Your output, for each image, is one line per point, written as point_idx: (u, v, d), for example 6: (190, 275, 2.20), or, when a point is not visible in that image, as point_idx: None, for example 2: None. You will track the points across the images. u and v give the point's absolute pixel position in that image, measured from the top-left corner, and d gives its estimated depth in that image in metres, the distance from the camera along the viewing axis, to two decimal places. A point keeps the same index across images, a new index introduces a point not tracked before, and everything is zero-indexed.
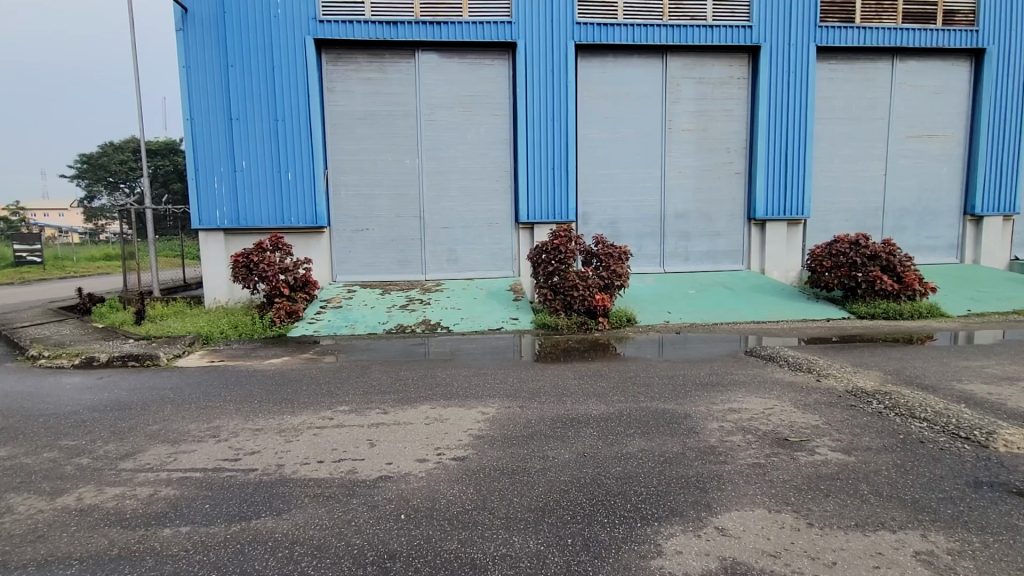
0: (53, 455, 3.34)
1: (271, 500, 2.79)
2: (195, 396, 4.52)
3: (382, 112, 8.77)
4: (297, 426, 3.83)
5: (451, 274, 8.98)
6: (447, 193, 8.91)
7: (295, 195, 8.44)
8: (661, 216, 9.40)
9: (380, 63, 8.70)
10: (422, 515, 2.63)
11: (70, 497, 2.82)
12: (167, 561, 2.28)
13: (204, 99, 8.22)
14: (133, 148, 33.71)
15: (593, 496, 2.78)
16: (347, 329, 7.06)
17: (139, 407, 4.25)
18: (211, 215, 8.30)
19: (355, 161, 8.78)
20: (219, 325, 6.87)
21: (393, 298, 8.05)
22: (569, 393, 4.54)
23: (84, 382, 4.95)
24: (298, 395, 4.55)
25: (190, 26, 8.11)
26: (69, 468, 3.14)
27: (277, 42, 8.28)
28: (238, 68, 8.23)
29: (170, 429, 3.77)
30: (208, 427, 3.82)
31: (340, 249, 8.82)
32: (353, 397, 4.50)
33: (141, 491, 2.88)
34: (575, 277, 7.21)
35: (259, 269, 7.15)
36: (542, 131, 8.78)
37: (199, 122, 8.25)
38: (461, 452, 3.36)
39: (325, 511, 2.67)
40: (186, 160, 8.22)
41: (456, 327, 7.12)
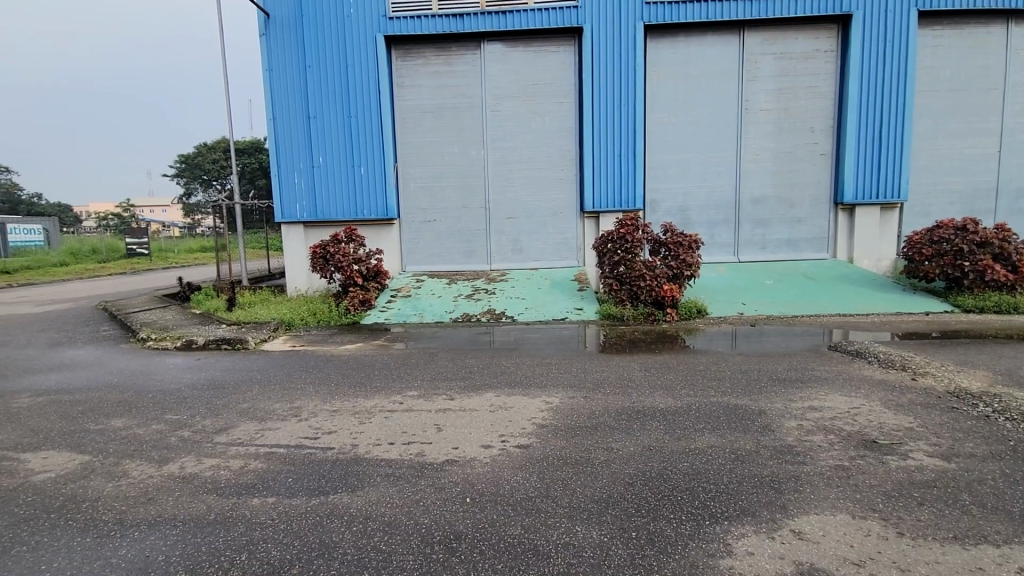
0: (161, 427, 3.73)
1: (347, 477, 2.97)
2: (279, 378, 4.87)
3: (449, 105, 8.93)
4: (369, 409, 4.03)
5: (516, 264, 9.03)
6: (512, 183, 8.94)
7: (367, 188, 8.80)
8: (736, 203, 8.92)
9: (447, 56, 8.85)
10: (487, 499, 2.69)
11: (173, 465, 3.13)
12: (256, 528, 2.48)
13: (285, 100, 8.74)
14: (224, 148, 36.51)
15: (658, 491, 2.72)
16: (416, 317, 7.31)
17: (231, 386, 4.64)
18: (292, 209, 8.85)
19: (423, 153, 9.01)
20: (300, 313, 7.33)
21: (460, 287, 8.22)
22: (635, 385, 4.44)
23: (185, 363, 5.48)
24: (371, 379, 4.78)
25: (272, 30, 8.62)
26: (173, 440, 3.50)
27: (350, 41, 8.62)
28: (315, 68, 8.66)
29: (257, 407, 4.09)
30: (291, 406, 4.11)
31: (409, 240, 9.12)
32: (421, 383, 4.66)
33: (233, 463, 3.16)
34: (642, 267, 7.02)
35: (335, 260, 7.53)
36: (609, 117, 8.58)
37: (280, 121, 8.78)
38: (525, 440, 3.39)
39: (396, 490, 2.80)
40: (270, 159, 8.80)
41: (521, 316, 7.17)
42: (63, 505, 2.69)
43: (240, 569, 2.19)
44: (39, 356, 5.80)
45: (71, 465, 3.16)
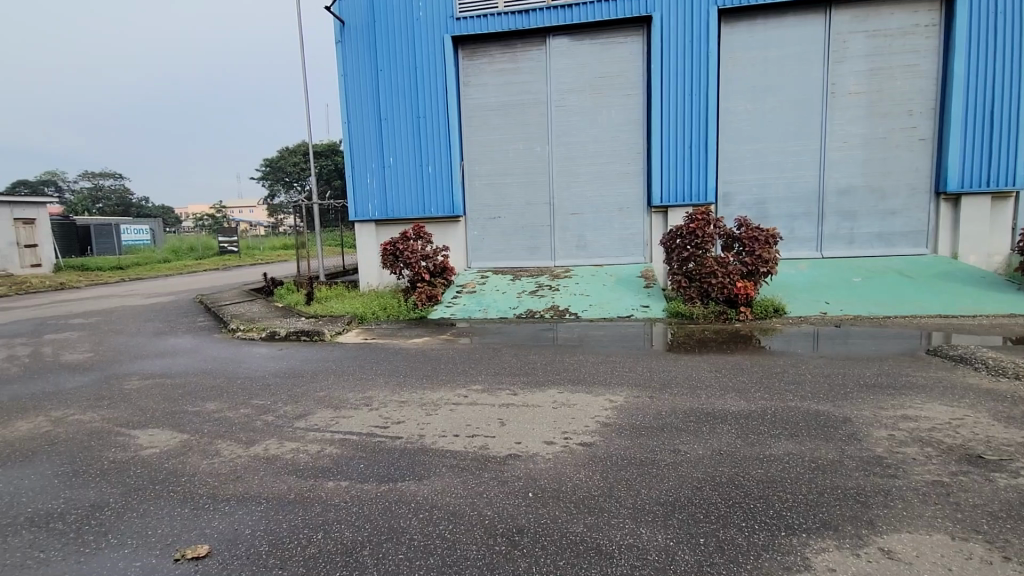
0: (248, 410, 4.04)
1: (414, 466, 3.07)
2: (352, 369, 5.12)
3: (514, 102, 8.97)
4: (435, 401, 4.15)
5: (580, 260, 8.94)
6: (576, 178, 8.85)
7: (434, 186, 9.04)
8: (820, 195, 8.31)
9: (512, 53, 8.89)
10: (549, 495, 2.69)
11: (258, 447, 3.38)
12: (331, 509, 2.62)
13: (358, 103, 9.15)
14: (303, 151, 38.88)
15: (729, 497, 2.59)
16: (480, 313, 7.42)
17: (309, 375, 4.95)
18: (364, 208, 9.27)
19: (488, 151, 9.12)
20: (371, 307, 7.66)
21: (524, 284, 8.25)
22: (704, 386, 4.27)
23: (269, 352, 5.90)
24: (437, 372, 4.91)
25: (347, 37, 9.05)
26: (259, 423, 3.78)
27: (419, 44, 8.88)
28: (386, 71, 9.00)
29: (333, 396, 4.32)
30: (363, 396, 4.31)
31: (474, 237, 9.27)
32: (485, 377, 4.73)
33: (311, 447, 3.36)
34: (714, 263, 6.71)
35: (404, 256, 7.79)
36: (678, 107, 8.27)
37: (354, 124, 9.22)
38: (589, 438, 3.35)
39: (460, 481, 2.86)
40: (345, 160, 9.27)
41: (585, 313, 7.09)
42: (167, 478, 2.99)
43: (316, 546, 2.33)
44: (147, 344, 6.45)
45: (172, 442, 3.49)
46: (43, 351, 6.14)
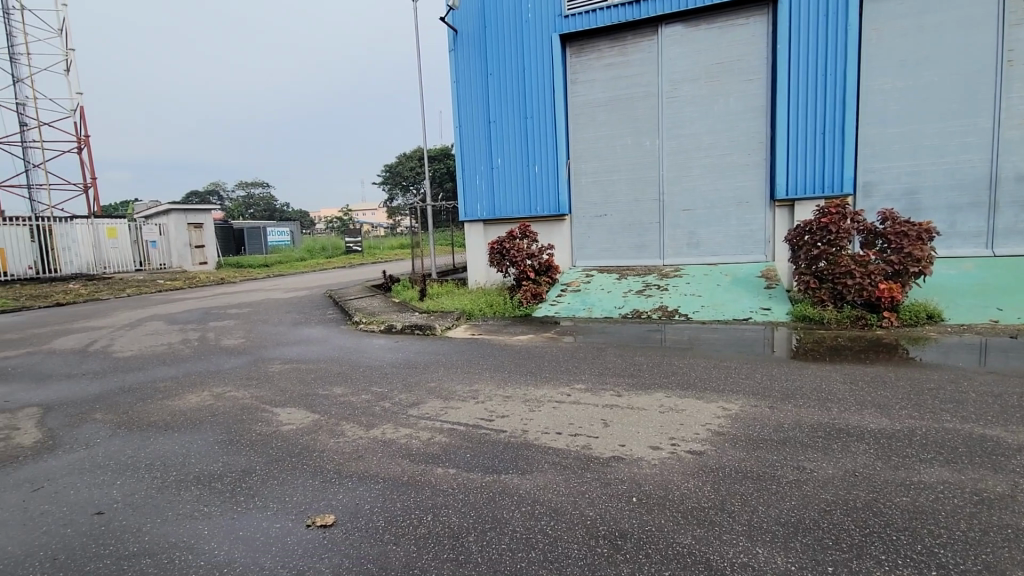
0: (368, 396, 4.39)
1: (518, 459, 3.13)
2: (460, 362, 5.35)
3: (623, 96, 8.76)
4: (539, 397, 4.19)
5: (692, 259, 8.49)
6: (689, 172, 8.41)
7: (541, 186, 9.13)
8: (990, 181, 7.07)
9: (622, 46, 8.69)
10: (655, 501, 2.59)
11: (376, 430, 3.66)
12: (440, 494, 2.76)
13: (469, 108, 9.55)
14: (419, 156, 41.39)
15: (866, 525, 2.30)
16: (585, 312, 7.36)
17: (421, 366, 5.26)
18: (473, 208, 9.64)
19: (596, 148, 8.99)
20: (478, 304, 7.94)
21: (630, 283, 8.03)
22: (836, 399, 3.83)
23: (387, 344, 6.37)
24: (541, 370, 4.96)
25: (460, 45, 9.50)
26: (378, 408, 4.10)
27: (527, 45, 9.01)
28: (495, 75, 9.26)
29: (442, 387, 4.55)
30: (470, 389, 4.48)
31: (580, 235, 9.21)
32: (589, 377, 4.68)
33: (423, 434, 3.57)
34: (850, 262, 6.02)
35: (510, 254, 7.97)
36: (808, 90, 7.52)
37: (466, 128, 9.63)
38: (699, 446, 3.17)
39: (562, 479, 2.86)
40: (456, 163, 9.71)
41: (696, 314, 6.73)
42: (301, 452, 3.35)
43: (425, 527, 2.46)
44: (287, 332, 7.29)
45: (305, 421, 3.90)
46: (208, 336, 7.21)
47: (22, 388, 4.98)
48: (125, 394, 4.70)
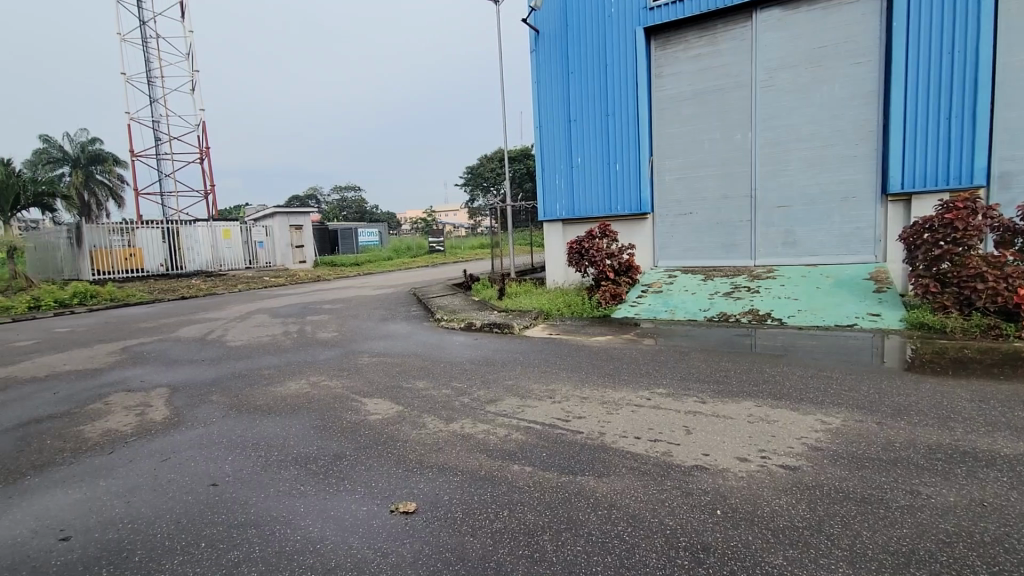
0: (448, 391, 4.53)
1: (595, 462, 3.08)
2: (538, 361, 5.37)
3: (711, 88, 8.36)
4: (617, 400, 4.10)
5: (788, 259, 7.91)
6: (785, 166, 7.85)
7: (622, 184, 8.93)
8: None
9: (711, 36, 8.29)
10: (741, 516, 2.44)
11: (455, 424, 3.77)
12: (515, 491, 2.78)
13: (550, 108, 9.57)
14: (500, 157, 42.10)
15: (996, 562, 2.02)
16: (667, 314, 7.10)
17: (499, 364, 5.34)
18: (553, 208, 9.65)
19: (681, 144, 8.65)
20: (556, 304, 7.93)
21: (717, 285, 7.63)
22: (959, 418, 3.40)
23: (466, 341, 6.54)
24: (620, 372, 4.85)
25: (540, 45, 9.52)
26: (457, 403, 4.21)
27: (610, 41, 8.86)
28: (577, 73, 9.21)
29: (519, 385, 4.59)
30: (547, 388, 4.48)
31: (662, 235, 8.91)
32: (671, 381, 4.51)
33: (500, 430, 3.62)
34: (978, 263, 5.36)
35: (589, 254, 7.87)
36: (929, 70, 6.74)
37: (546, 128, 9.67)
38: (792, 461, 2.95)
39: (641, 485, 2.78)
40: (537, 163, 9.77)
41: (791, 319, 6.26)
42: (386, 441, 3.53)
43: (501, 522, 2.50)
44: (375, 327, 7.72)
45: (390, 411, 4.10)
46: (305, 329, 7.81)
47: (154, 370, 5.68)
48: (236, 379, 5.21)
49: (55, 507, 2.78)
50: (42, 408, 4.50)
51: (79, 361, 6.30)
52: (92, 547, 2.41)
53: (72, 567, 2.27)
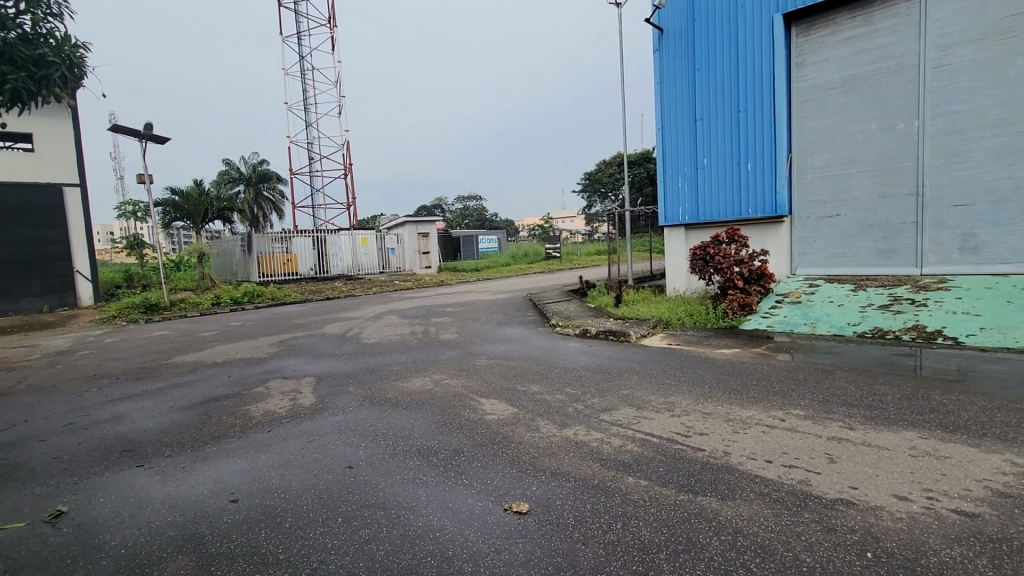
0: (563, 396, 4.53)
1: (718, 483, 2.87)
2: (656, 372, 5.15)
3: (866, 74, 7.42)
4: (745, 419, 3.78)
5: (965, 268, 6.72)
6: (963, 158, 6.68)
7: (754, 185, 8.29)
8: None
9: (866, 15, 7.38)
10: (899, 564, 2.10)
11: (569, 430, 3.76)
12: (631, 504, 2.69)
13: (675, 109, 9.23)
14: (619, 162, 41.37)
15: None
16: (806, 327, 6.42)
17: (615, 372, 5.22)
18: (675, 212, 9.27)
19: (826, 139, 7.80)
20: (678, 313, 7.56)
21: (870, 296, 6.72)
22: None
23: (581, 347, 6.49)
24: (748, 389, 4.47)
25: (665, 44, 9.25)
26: (572, 409, 4.19)
27: (742, 32, 8.28)
28: (704, 70, 8.76)
29: (636, 396, 4.44)
30: (666, 401, 4.28)
31: (802, 240, 8.09)
32: (810, 402, 4.05)
33: (614, 440, 3.53)
34: None
35: (715, 261, 7.40)
36: None
37: (670, 130, 9.35)
38: (969, 506, 2.48)
39: (772, 513, 2.52)
40: (659, 166, 9.47)
41: (969, 338, 5.30)
42: (502, 441, 3.62)
43: (615, 534, 2.42)
44: (492, 331, 7.99)
45: (506, 413, 4.21)
46: (430, 330, 8.33)
47: (303, 361, 6.44)
48: (370, 373, 5.71)
49: (227, 473, 3.27)
50: (220, 388, 5.33)
51: (247, 350, 7.36)
52: (254, 510, 2.79)
53: (239, 525, 2.65)
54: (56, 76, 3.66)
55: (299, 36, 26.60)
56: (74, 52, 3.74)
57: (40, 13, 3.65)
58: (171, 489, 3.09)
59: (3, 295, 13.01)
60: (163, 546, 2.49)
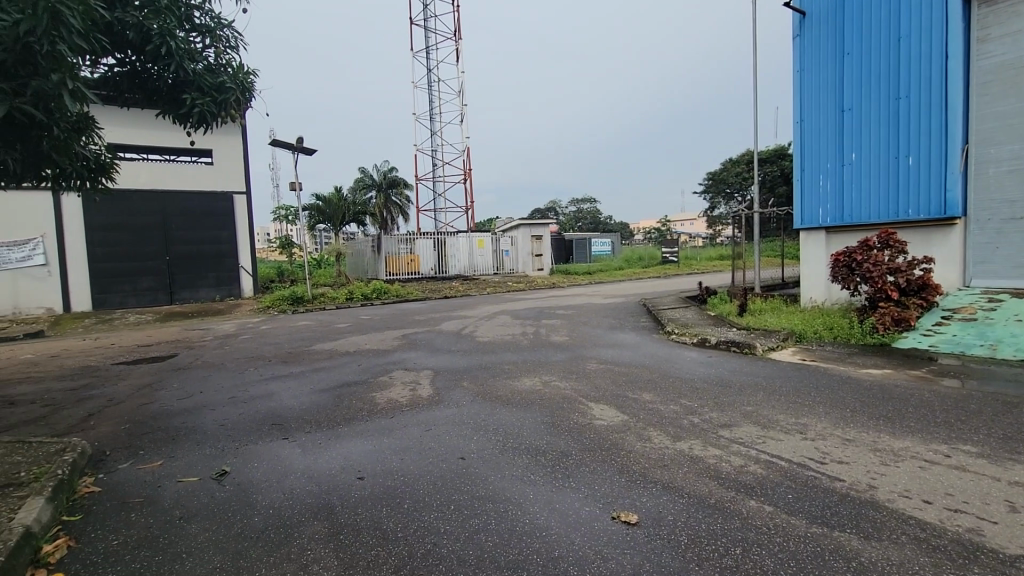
0: (678, 408, 4.30)
1: (859, 519, 2.52)
2: (786, 389, 4.69)
3: None
4: (897, 450, 3.28)
5: None
6: None
7: (915, 182, 7.20)
8: None
9: None
10: None
11: (684, 443, 3.56)
12: (752, 530, 2.47)
13: (817, 100, 8.39)
14: (748, 160, 38.55)
15: None
16: (982, 349, 5.43)
17: (738, 387, 4.83)
18: (814, 214, 8.41)
19: (1016, 125, 6.52)
20: (814, 326, 6.83)
21: None
22: None
23: (700, 357, 6.13)
24: (902, 416, 3.88)
25: (807, 29, 8.45)
26: (687, 422, 3.96)
27: (906, 7, 7.23)
28: (855, 55, 7.83)
29: (761, 413, 4.07)
30: (797, 422, 3.87)
31: (978, 246, 6.85)
32: (984, 438, 3.41)
33: (735, 459, 3.26)
34: None
35: (864, 269, 6.51)
36: None
37: (810, 123, 8.51)
38: None
39: (929, 563, 2.16)
40: (797, 163, 8.67)
41: None
42: (610, 448, 3.53)
43: (732, 559, 2.24)
44: (603, 335, 7.85)
45: (616, 420, 4.10)
46: (541, 331, 8.41)
47: (423, 355, 6.86)
48: (483, 370, 5.92)
49: (356, 452, 3.58)
50: (351, 375, 5.87)
51: (374, 342, 8.02)
52: (377, 489, 3.02)
53: (363, 500, 2.89)
54: (232, 99, 4.30)
55: (428, 50, 28.43)
56: (245, 77, 4.36)
57: (222, 47, 4.31)
58: (309, 462, 3.46)
59: (188, 286, 15.61)
60: (301, 511, 2.79)
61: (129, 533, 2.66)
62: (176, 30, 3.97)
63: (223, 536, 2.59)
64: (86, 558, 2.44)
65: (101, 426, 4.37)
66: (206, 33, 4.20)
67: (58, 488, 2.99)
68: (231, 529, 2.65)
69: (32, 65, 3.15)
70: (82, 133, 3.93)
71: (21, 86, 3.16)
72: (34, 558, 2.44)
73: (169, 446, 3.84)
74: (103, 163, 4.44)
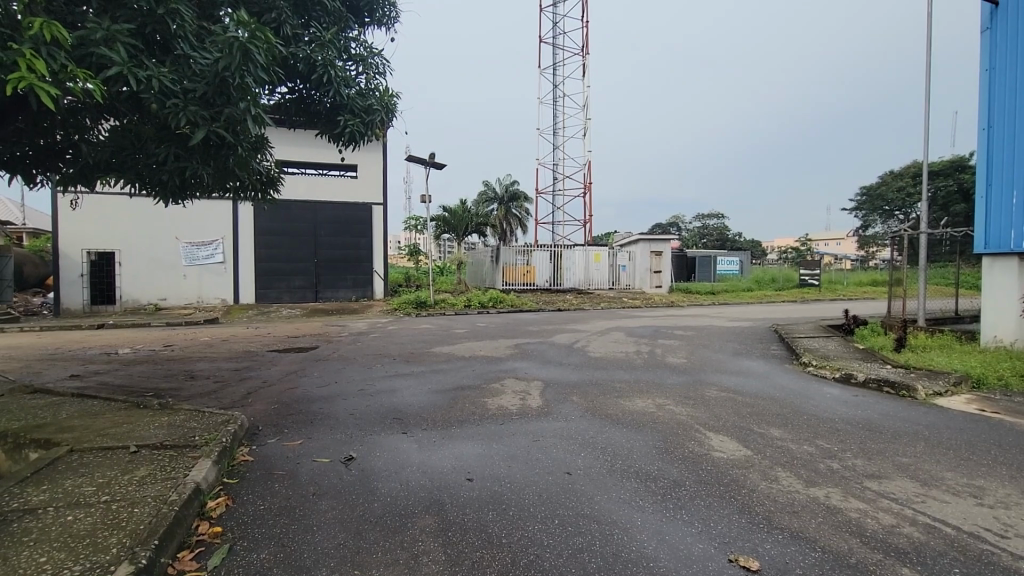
0: (812, 449, 3.84)
1: None
2: (955, 442, 3.96)
3: None
4: None
5: None
6: None
7: None
8: None
9: None
10: None
11: (819, 490, 3.15)
12: None
13: (1008, 102, 7.10)
14: (913, 173, 33.80)
15: None
16: None
17: (890, 434, 4.18)
18: (1002, 237, 7.06)
19: None
20: (998, 371, 5.72)
21: None
22: None
23: (842, 395, 5.42)
24: None
25: (998, 21, 7.23)
26: (823, 466, 3.52)
27: None
28: None
29: (921, 468, 3.48)
30: (968, 483, 3.24)
31: None
32: None
33: (884, 517, 2.82)
34: None
35: None
36: None
37: (1000, 130, 7.22)
38: None
39: None
40: (983, 177, 7.39)
41: None
42: (731, 484, 3.25)
43: None
44: (726, 361, 7.30)
45: (737, 454, 3.76)
46: (656, 351, 8.07)
47: (534, 366, 6.92)
48: (593, 386, 5.81)
49: (467, 454, 3.72)
50: (464, 379, 6.10)
51: (488, 349, 8.28)
52: (484, 492, 3.09)
53: (471, 501, 2.97)
54: (377, 119, 4.77)
55: (555, 67, 29.03)
56: (389, 99, 4.81)
57: (372, 73, 4.80)
58: (424, 458, 3.65)
59: (330, 286, 17.49)
60: (415, 503, 2.95)
61: (272, 501, 3.01)
62: (335, 60, 4.51)
63: (347, 516, 2.82)
64: (238, 517, 2.81)
65: (256, 404, 5.04)
66: (360, 61, 4.71)
67: (221, 453, 3.48)
68: (354, 511, 2.87)
69: (225, 94, 3.75)
70: (259, 151, 4.59)
71: (216, 113, 3.76)
72: (200, 511, 2.87)
73: (307, 428, 4.30)
74: (272, 177, 5.14)
